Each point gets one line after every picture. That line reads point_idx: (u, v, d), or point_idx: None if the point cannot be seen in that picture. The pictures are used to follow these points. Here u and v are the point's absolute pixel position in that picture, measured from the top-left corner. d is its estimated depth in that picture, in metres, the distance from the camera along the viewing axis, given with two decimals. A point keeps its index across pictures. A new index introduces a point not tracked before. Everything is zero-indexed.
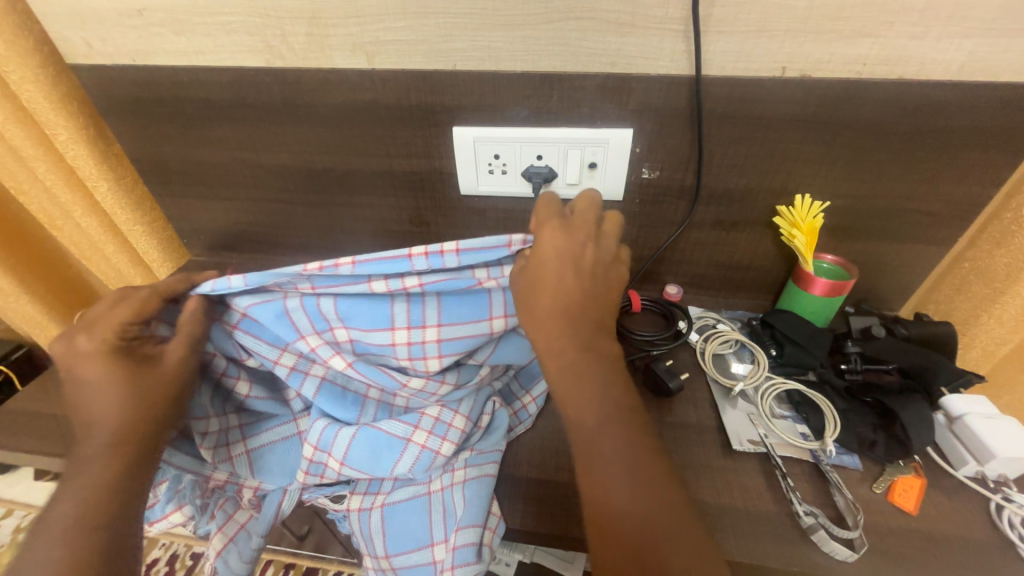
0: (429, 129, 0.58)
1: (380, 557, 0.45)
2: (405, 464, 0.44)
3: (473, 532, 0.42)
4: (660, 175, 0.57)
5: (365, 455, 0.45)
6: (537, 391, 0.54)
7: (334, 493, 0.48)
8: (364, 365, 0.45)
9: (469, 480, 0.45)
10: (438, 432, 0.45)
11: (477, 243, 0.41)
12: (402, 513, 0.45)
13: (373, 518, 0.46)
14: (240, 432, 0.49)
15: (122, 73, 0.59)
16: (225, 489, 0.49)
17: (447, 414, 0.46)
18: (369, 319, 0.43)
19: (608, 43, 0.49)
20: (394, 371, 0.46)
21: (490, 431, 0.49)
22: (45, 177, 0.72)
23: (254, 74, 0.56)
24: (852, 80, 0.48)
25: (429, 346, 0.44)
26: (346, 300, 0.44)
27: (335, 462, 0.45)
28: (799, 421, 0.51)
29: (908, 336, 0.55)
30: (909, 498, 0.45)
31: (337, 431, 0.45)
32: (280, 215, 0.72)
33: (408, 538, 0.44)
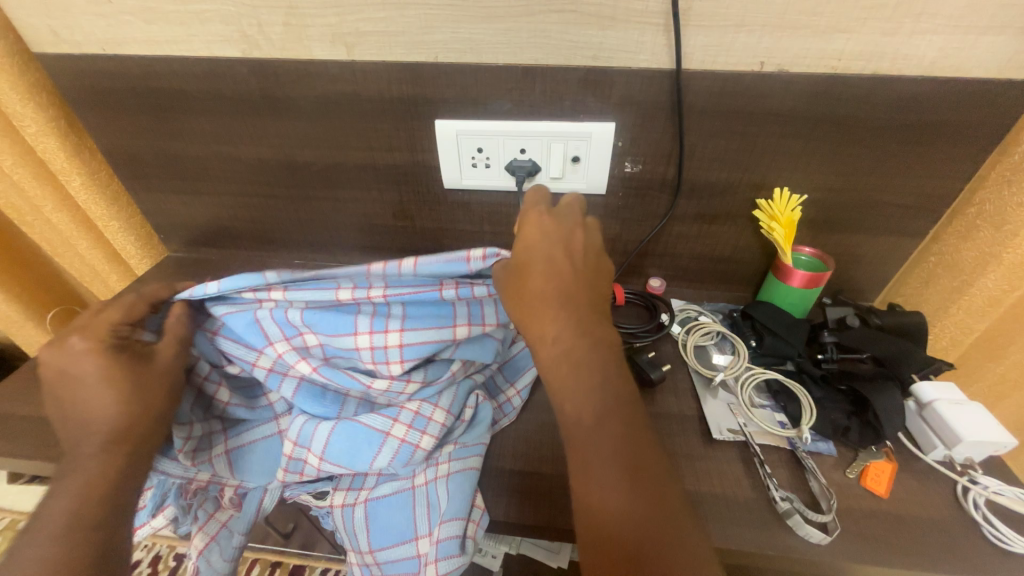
0: (411, 122, 0.57)
1: (364, 552, 0.45)
2: (385, 457, 0.44)
3: (456, 525, 0.43)
4: (642, 169, 0.58)
5: (341, 450, 0.44)
6: (521, 384, 0.54)
7: (315, 490, 0.48)
8: (330, 369, 0.45)
9: (453, 473, 0.45)
10: (418, 425, 0.45)
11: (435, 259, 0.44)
12: (386, 508, 0.45)
13: (356, 513, 0.45)
14: (223, 434, 0.47)
15: (91, 63, 0.57)
16: (207, 489, 0.48)
17: (427, 408, 0.46)
18: (333, 325, 0.43)
19: (590, 36, 0.49)
20: (360, 375, 0.46)
21: (473, 424, 0.49)
22: (12, 171, 0.69)
23: (230, 65, 0.55)
24: (828, 75, 0.48)
25: (392, 350, 0.44)
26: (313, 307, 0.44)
27: (313, 458, 0.44)
28: (777, 409, 0.53)
29: (881, 325, 0.57)
30: (881, 483, 0.46)
31: (313, 428, 0.44)
32: (261, 210, 0.71)
33: (393, 533, 0.45)
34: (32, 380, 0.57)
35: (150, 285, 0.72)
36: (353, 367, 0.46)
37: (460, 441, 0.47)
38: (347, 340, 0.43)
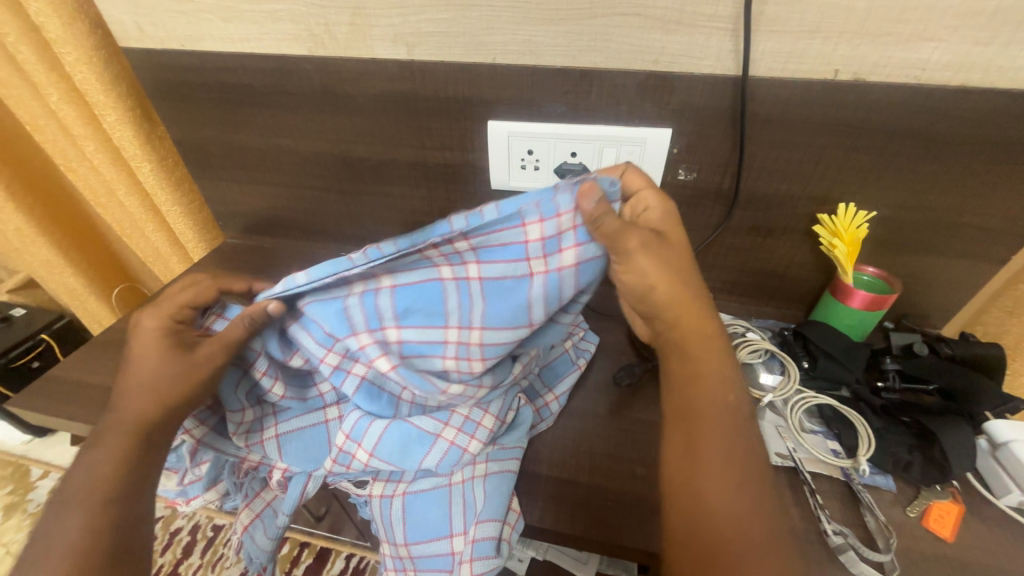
0: (464, 122, 0.58)
1: (399, 545, 0.46)
2: (434, 459, 0.45)
3: (492, 527, 0.43)
4: (697, 177, 0.56)
5: (389, 446, 0.45)
6: (560, 389, 0.53)
7: (354, 480, 0.49)
8: (407, 369, 0.42)
9: (490, 475, 0.45)
10: (467, 429, 0.45)
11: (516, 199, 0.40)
12: (423, 505, 0.45)
13: (394, 505, 0.46)
14: (273, 418, 0.49)
15: (170, 58, 0.61)
16: (257, 470, 0.51)
17: (475, 414, 0.46)
18: (420, 315, 0.42)
19: (653, 40, 0.48)
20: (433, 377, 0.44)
21: (513, 426, 0.49)
22: (92, 156, 0.75)
23: (296, 63, 0.57)
24: (909, 86, 0.45)
25: (474, 347, 0.42)
26: (402, 294, 0.42)
27: (362, 455, 0.45)
28: (830, 437, 0.50)
29: (952, 355, 0.53)
30: (945, 525, 0.43)
31: (365, 425, 0.45)
32: (313, 202, 0.73)
33: (424, 532, 0.45)
34: (102, 351, 0.61)
35: (208, 269, 0.76)
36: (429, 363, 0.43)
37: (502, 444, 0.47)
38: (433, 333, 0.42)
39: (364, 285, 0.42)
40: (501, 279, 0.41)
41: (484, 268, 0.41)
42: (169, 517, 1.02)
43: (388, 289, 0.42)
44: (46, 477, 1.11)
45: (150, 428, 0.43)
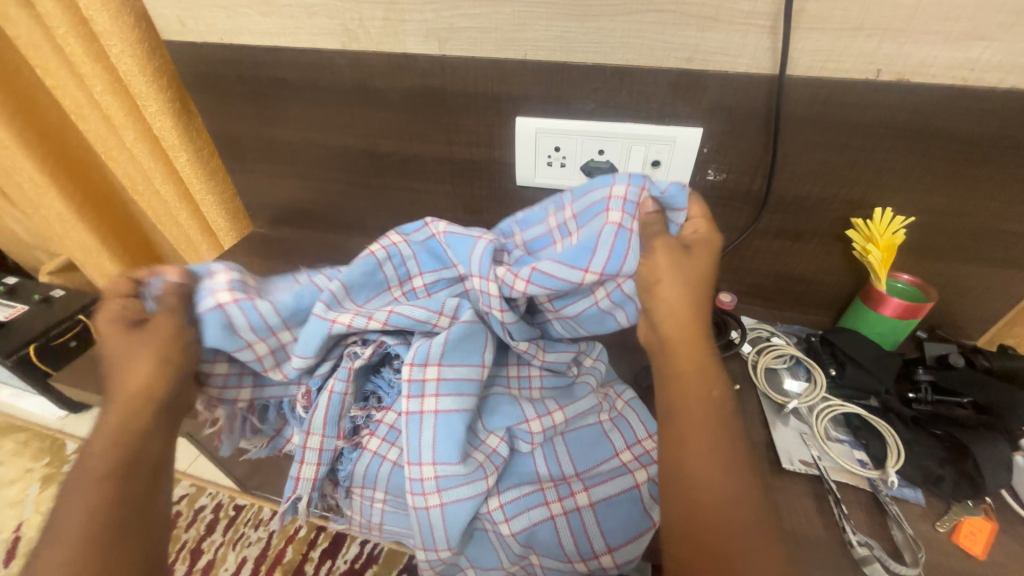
0: (492, 117, 0.58)
1: (438, 548, 0.46)
2: (437, 526, 0.45)
3: (560, 564, 0.46)
4: (726, 178, 0.55)
5: (466, 355, 0.49)
6: (584, 459, 0.49)
7: (398, 488, 0.49)
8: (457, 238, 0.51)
9: (516, 532, 0.45)
10: (448, 485, 0.45)
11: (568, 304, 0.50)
12: (462, 509, 0.45)
13: (447, 562, 0.47)
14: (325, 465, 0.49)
15: (209, 51, 0.62)
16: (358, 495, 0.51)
17: (547, 421, 0.50)
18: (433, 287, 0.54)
19: (687, 38, 0.47)
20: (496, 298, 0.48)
21: (512, 468, 0.49)
22: (132, 145, 0.78)
23: (329, 57, 0.58)
24: (956, 87, 0.44)
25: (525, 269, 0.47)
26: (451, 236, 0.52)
27: (389, 417, 0.51)
28: (856, 446, 0.49)
29: (989, 368, 0.51)
30: (977, 542, 0.42)
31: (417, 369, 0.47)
32: (340, 194, 0.75)
33: (488, 551, 0.48)
34: None
35: (238, 257, 0.78)
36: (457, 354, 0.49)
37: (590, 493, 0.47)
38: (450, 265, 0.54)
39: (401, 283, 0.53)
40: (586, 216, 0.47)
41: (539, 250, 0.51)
42: (195, 494, 1.06)
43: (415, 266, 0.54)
44: (80, 451, 1.16)
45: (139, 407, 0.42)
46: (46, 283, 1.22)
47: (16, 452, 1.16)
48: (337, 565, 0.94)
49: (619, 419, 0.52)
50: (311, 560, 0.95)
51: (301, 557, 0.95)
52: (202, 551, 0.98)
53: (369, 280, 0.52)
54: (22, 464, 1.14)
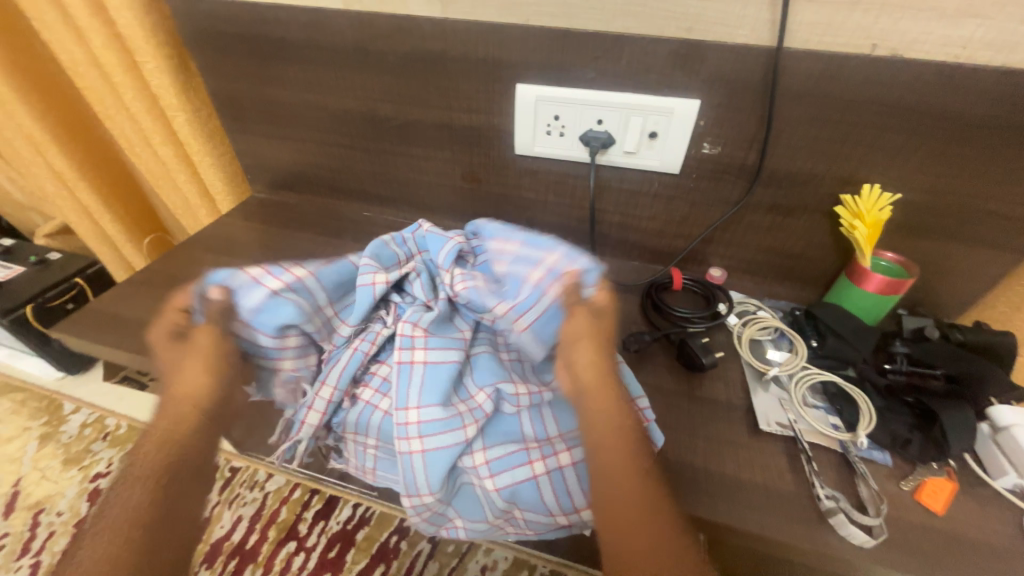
0: (493, 84, 0.58)
1: (421, 494, 0.48)
2: (420, 474, 0.47)
3: (543, 516, 0.49)
4: (721, 151, 0.56)
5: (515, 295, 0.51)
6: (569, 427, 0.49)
7: (387, 436, 0.51)
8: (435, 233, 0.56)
9: (500, 488, 0.48)
10: (430, 433, 0.47)
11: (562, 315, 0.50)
12: (442, 455, 0.47)
13: (434, 509, 0.50)
14: (317, 417, 0.50)
15: (211, 7, 0.62)
16: (350, 442, 0.53)
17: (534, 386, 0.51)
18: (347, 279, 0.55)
19: (687, 7, 0.48)
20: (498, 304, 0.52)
21: (497, 426, 0.50)
22: (131, 104, 0.77)
23: (331, 17, 0.58)
24: (947, 64, 0.45)
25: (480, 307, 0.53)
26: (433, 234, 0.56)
27: (383, 369, 0.53)
28: (832, 412, 0.51)
29: (962, 341, 0.53)
30: (938, 500, 0.44)
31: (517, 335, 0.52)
32: (339, 159, 0.75)
33: (477, 500, 0.52)
34: (137, 289, 0.64)
35: (237, 220, 0.79)
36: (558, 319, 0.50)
37: (572, 452, 0.48)
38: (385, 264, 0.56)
39: (276, 282, 0.50)
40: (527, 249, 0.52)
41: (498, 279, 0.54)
42: None
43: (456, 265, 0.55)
44: (76, 412, 1.17)
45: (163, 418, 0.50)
46: (42, 245, 1.22)
47: (13, 411, 1.18)
48: (330, 526, 0.97)
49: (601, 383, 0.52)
50: (305, 520, 0.97)
51: (295, 517, 0.98)
52: None
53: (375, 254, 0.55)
54: (19, 423, 1.15)
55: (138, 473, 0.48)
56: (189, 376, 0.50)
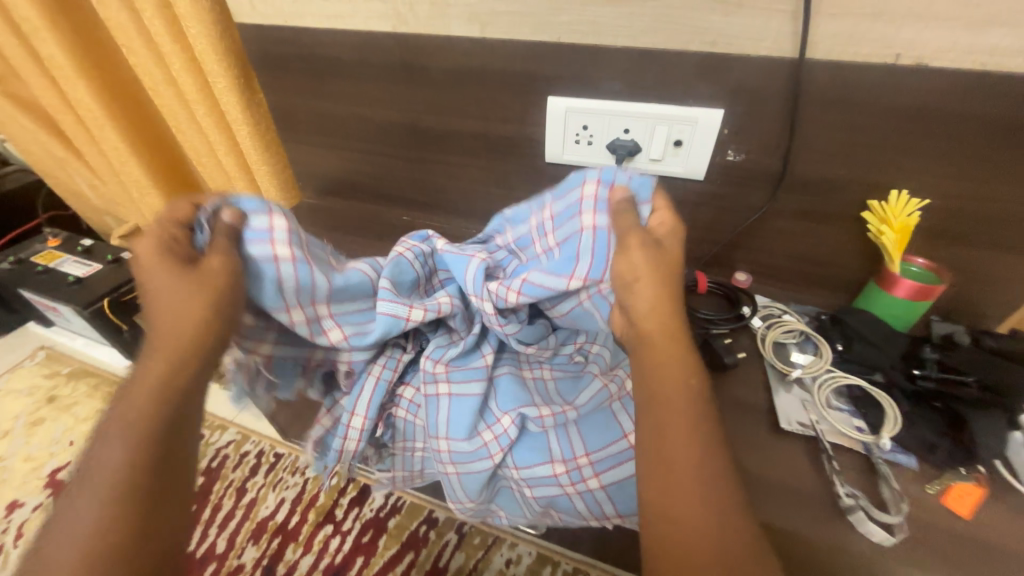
0: (526, 96, 0.63)
1: (464, 501, 0.57)
2: (460, 484, 0.55)
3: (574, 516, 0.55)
4: (745, 158, 0.58)
5: (563, 265, 0.50)
6: (594, 450, 0.51)
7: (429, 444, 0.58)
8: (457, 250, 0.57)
9: (537, 497, 0.54)
10: (460, 459, 0.53)
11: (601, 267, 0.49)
12: (475, 475, 0.53)
13: (476, 508, 0.58)
14: (356, 436, 0.55)
15: (276, 33, 0.70)
16: (399, 453, 0.61)
17: (556, 407, 0.52)
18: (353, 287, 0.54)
19: (712, 22, 0.50)
20: (553, 278, 0.50)
21: (524, 446, 0.54)
22: (202, 119, 0.86)
23: (381, 38, 0.64)
24: (976, 72, 0.45)
25: (517, 282, 0.52)
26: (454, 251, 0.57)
27: (409, 392, 0.57)
28: (856, 415, 0.51)
29: (995, 348, 0.53)
30: (964, 504, 0.45)
31: (606, 291, 0.51)
32: (383, 167, 0.81)
33: (515, 501, 0.58)
34: None
35: None
36: (613, 250, 0.48)
37: (595, 466, 0.51)
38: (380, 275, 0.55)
39: (285, 243, 0.48)
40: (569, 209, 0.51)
41: (530, 255, 0.56)
42: (241, 440, 1.16)
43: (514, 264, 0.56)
44: None
45: (149, 363, 0.43)
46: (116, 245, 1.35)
47: (88, 394, 1.30)
48: (364, 512, 1.02)
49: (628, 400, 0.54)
50: (341, 506, 1.03)
51: (332, 502, 1.04)
52: (246, 490, 1.07)
53: (393, 270, 0.56)
54: (94, 405, 1.27)
55: (120, 429, 0.40)
56: (181, 313, 0.44)
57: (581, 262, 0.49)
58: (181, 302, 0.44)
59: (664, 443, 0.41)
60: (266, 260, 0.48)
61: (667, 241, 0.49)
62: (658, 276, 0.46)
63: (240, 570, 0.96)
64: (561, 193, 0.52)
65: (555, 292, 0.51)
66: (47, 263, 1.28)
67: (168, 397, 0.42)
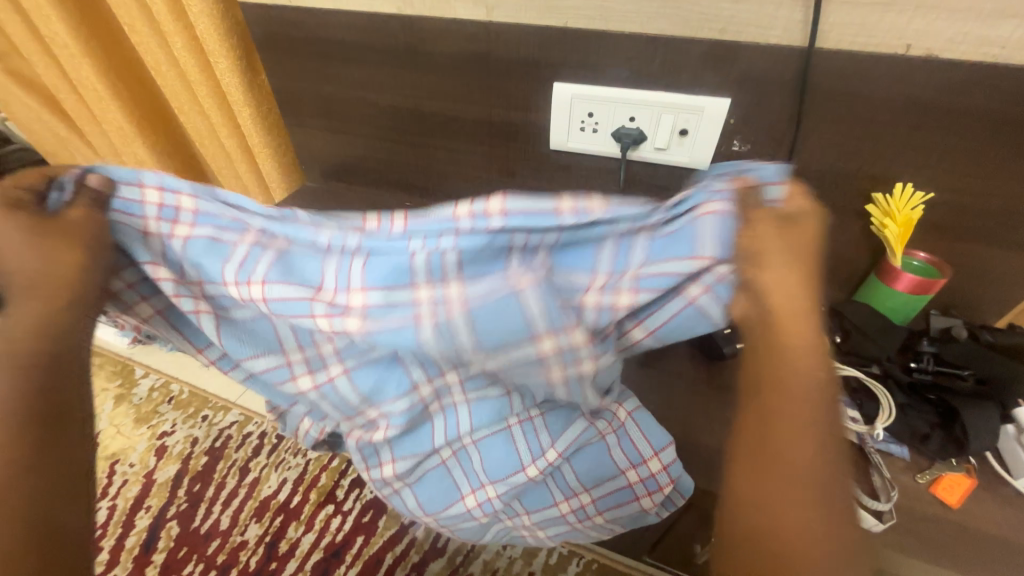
0: (532, 83, 0.62)
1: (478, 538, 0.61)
2: (466, 531, 0.58)
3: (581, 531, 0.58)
4: (751, 149, 0.58)
5: (666, 269, 0.35)
6: (595, 491, 0.52)
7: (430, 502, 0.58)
8: (375, 262, 0.35)
9: (551, 535, 0.57)
10: (456, 522, 0.55)
11: (719, 237, 0.34)
12: (473, 526, 0.57)
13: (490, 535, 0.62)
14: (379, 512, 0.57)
15: (280, 14, 0.69)
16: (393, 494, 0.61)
17: (543, 464, 0.48)
18: (302, 274, 0.38)
19: (721, 9, 0.50)
20: (661, 279, 0.35)
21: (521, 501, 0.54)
22: (205, 100, 0.86)
23: (386, 21, 0.64)
24: (985, 64, 0.45)
25: (597, 292, 0.36)
26: (371, 265, 0.35)
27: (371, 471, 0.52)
28: (851, 406, 0.52)
29: (992, 343, 0.53)
30: (953, 494, 0.46)
31: (726, 279, 0.36)
32: (386, 153, 0.81)
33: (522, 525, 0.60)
34: None
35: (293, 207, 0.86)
36: (733, 233, 0.34)
37: (596, 503, 0.53)
38: (310, 283, 0.37)
39: (254, 237, 0.38)
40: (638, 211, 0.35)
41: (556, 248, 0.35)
42: (244, 421, 1.17)
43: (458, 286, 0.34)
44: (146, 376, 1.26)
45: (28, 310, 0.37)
46: None
47: None
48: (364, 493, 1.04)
49: (623, 431, 0.50)
50: (342, 487, 1.05)
51: (333, 483, 1.05)
52: (248, 469, 1.08)
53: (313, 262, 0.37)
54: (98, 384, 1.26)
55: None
56: (45, 257, 0.37)
57: (696, 250, 0.34)
58: (44, 247, 0.37)
59: (776, 439, 0.36)
60: (158, 233, 0.38)
61: (804, 218, 0.35)
62: (795, 268, 0.35)
63: (243, 546, 0.98)
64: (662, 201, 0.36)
65: (678, 280, 0.35)
66: None
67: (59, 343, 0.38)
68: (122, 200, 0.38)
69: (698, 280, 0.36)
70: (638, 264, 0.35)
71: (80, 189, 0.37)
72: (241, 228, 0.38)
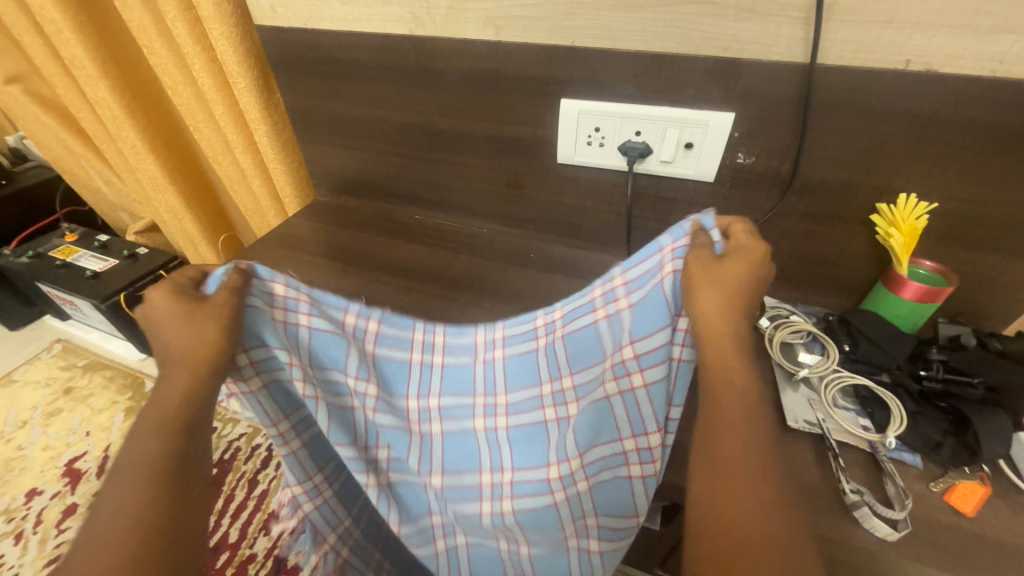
0: (540, 99, 0.64)
1: None
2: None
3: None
4: (755, 161, 0.59)
5: (591, 426, 0.50)
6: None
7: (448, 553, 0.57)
8: (448, 400, 0.54)
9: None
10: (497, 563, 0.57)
11: (642, 286, 0.47)
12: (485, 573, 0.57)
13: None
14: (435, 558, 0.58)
15: (296, 35, 0.72)
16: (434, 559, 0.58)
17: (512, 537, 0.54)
18: (394, 373, 0.53)
19: (724, 27, 0.51)
20: (591, 356, 0.51)
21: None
22: (220, 119, 0.88)
23: (398, 41, 0.66)
24: (984, 78, 0.46)
25: (568, 390, 0.52)
26: (448, 350, 0.54)
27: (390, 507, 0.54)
28: (862, 414, 0.52)
29: (1002, 350, 0.54)
30: (968, 501, 0.46)
31: (683, 354, 0.45)
32: (396, 167, 0.83)
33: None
34: None
35: (304, 221, 0.88)
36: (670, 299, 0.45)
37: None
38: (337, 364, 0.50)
39: (351, 332, 0.51)
40: (642, 305, 0.47)
41: (567, 326, 0.51)
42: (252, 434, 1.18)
43: (509, 454, 0.53)
44: None
45: (173, 375, 0.42)
46: (132, 239, 1.37)
47: (103, 386, 1.33)
48: None
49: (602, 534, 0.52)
50: None
51: None
52: (257, 481, 1.09)
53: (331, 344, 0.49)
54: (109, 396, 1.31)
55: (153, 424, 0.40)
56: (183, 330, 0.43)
57: (644, 326, 0.46)
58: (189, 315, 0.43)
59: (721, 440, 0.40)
60: (284, 322, 0.47)
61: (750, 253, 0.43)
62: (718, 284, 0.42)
63: (251, 560, 0.98)
64: (633, 269, 0.48)
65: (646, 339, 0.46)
66: (65, 257, 1.31)
67: (196, 405, 0.41)
68: (263, 288, 0.47)
69: (648, 344, 0.46)
70: (629, 324, 0.48)
71: (233, 276, 0.45)
72: (340, 321, 0.50)
